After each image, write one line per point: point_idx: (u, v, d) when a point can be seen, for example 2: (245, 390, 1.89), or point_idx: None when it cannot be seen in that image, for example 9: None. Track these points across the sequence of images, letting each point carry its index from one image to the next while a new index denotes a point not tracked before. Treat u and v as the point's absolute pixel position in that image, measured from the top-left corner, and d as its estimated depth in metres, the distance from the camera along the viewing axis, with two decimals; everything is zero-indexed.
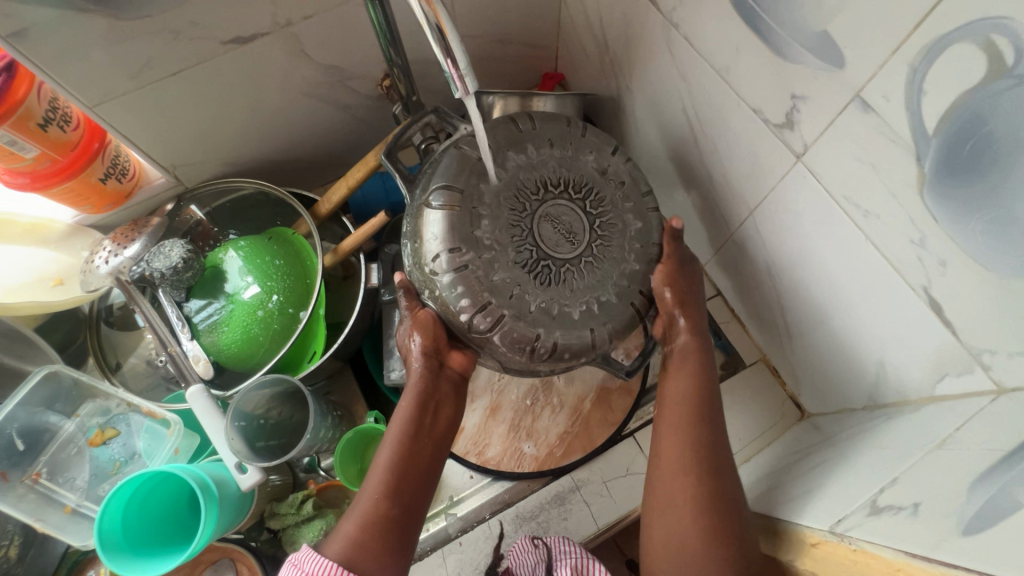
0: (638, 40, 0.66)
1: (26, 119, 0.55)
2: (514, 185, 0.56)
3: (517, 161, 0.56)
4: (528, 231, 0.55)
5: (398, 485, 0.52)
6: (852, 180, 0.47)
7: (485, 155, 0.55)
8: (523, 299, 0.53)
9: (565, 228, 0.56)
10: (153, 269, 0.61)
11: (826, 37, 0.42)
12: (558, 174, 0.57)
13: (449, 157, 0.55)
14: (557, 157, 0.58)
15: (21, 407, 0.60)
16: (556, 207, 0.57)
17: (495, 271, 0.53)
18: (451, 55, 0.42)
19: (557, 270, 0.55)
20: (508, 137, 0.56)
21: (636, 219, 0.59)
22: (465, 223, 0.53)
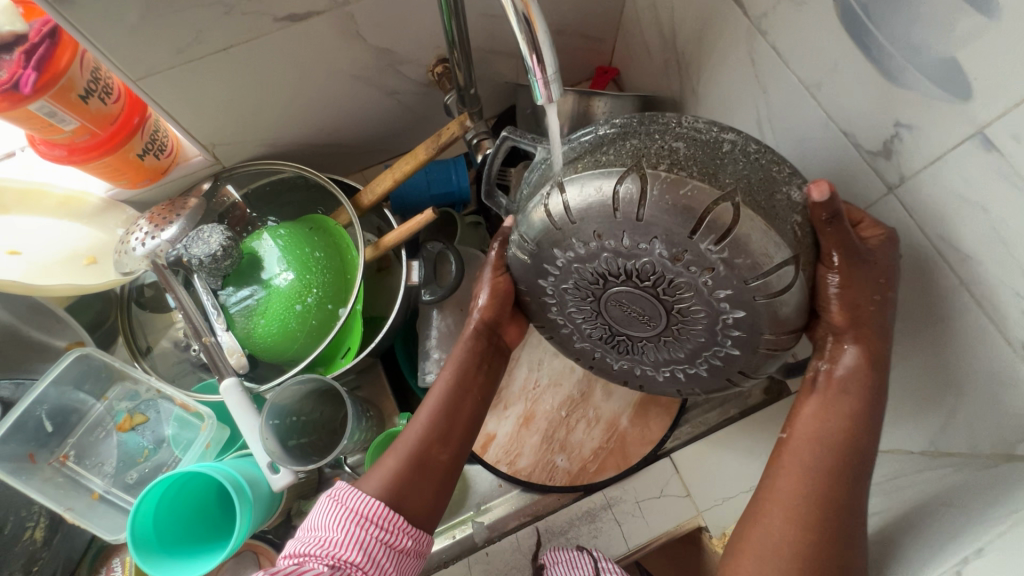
0: (714, 43, 0.62)
1: (67, 90, 0.52)
2: (571, 280, 0.47)
3: (566, 259, 0.45)
4: (598, 314, 0.49)
5: (444, 427, 0.54)
6: (955, 224, 0.43)
7: (535, 254, 0.47)
8: (610, 356, 0.54)
9: (640, 311, 0.47)
10: (191, 255, 0.58)
11: (952, 65, 0.38)
12: (614, 265, 0.44)
13: (514, 256, 0.50)
14: (608, 249, 0.43)
15: (53, 384, 0.58)
16: (622, 293, 0.46)
17: (576, 339, 0.54)
18: (538, 52, 0.38)
19: (635, 344, 0.51)
20: (548, 236, 0.45)
21: (733, 308, 0.42)
22: (538, 306, 0.53)
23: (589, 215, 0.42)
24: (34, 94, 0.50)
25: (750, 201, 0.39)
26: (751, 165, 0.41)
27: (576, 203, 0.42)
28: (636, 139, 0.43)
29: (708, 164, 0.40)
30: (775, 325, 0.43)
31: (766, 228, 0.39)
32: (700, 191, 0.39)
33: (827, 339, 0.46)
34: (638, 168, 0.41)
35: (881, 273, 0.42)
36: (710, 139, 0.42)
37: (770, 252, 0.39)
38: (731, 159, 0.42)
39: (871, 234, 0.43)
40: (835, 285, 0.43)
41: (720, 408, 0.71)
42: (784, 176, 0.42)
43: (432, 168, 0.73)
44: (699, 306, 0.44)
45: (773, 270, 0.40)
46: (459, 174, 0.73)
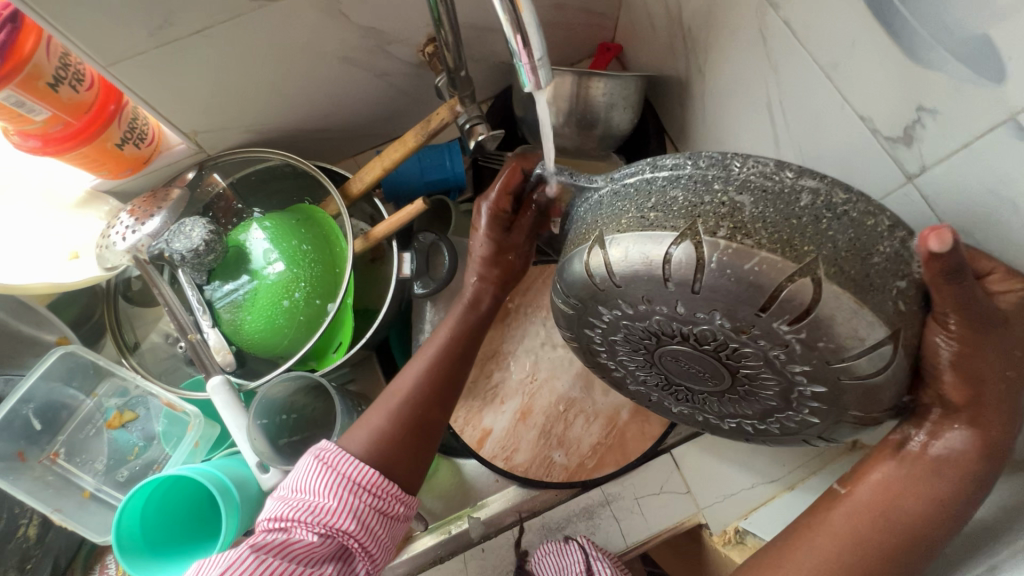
0: (722, 18, 0.57)
1: (35, 78, 0.49)
2: (618, 334, 0.43)
3: (613, 316, 0.41)
4: (654, 366, 0.45)
5: (446, 371, 0.55)
6: (983, 217, 0.39)
7: (577, 306, 0.43)
8: (670, 402, 0.50)
9: (702, 372, 0.42)
10: (173, 250, 0.57)
11: (985, 43, 0.34)
12: (670, 328, 0.39)
13: (556, 303, 0.46)
14: (660, 314, 0.38)
15: (41, 380, 0.57)
16: (681, 354, 0.41)
17: (632, 381, 0.50)
18: (523, 32, 0.35)
19: (697, 396, 0.46)
20: (590, 293, 0.41)
21: (811, 383, 0.37)
22: (586, 351, 0.49)
23: (638, 282, 0.37)
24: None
25: (835, 273, 0.33)
26: (838, 222, 0.34)
27: (623, 269, 0.38)
28: (690, 194, 0.36)
29: (782, 225, 0.34)
30: (865, 403, 0.38)
31: (855, 307, 0.33)
32: (772, 263, 0.33)
33: (933, 408, 0.39)
34: (694, 235, 0.35)
35: (1012, 341, 0.36)
36: (784, 188, 0.35)
37: (861, 331, 0.34)
38: (813, 216, 0.34)
39: (1002, 290, 0.35)
40: (949, 348, 0.35)
41: None
42: (882, 231, 0.34)
43: (425, 154, 0.70)
44: (770, 374, 0.39)
45: (863, 351, 0.35)
46: (453, 159, 0.70)
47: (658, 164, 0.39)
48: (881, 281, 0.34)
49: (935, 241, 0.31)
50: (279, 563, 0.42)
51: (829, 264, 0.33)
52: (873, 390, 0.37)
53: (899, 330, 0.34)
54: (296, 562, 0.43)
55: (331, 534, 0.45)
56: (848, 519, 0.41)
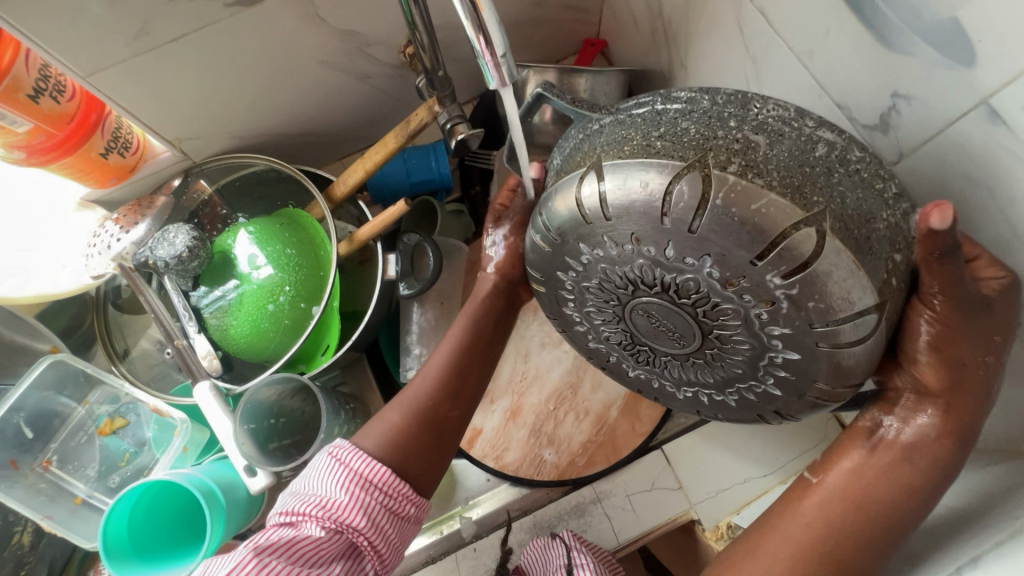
0: (701, 10, 0.57)
1: (14, 90, 0.50)
2: (593, 280, 0.41)
3: (593, 256, 0.39)
4: (623, 319, 0.42)
5: (456, 387, 0.53)
6: (961, 203, 0.39)
7: (557, 239, 0.40)
8: (627, 363, 0.47)
9: (677, 329, 0.40)
10: (157, 258, 0.57)
11: (955, 27, 0.34)
12: (654, 275, 0.37)
13: (534, 239, 0.43)
14: (645, 259, 0.37)
15: (32, 390, 0.58)
16: (655, 305, 0.39)
17: (593, 339, 0.47)
18: (485, 33, 0.35)
19: (660, 355, 0.44)
20: (575, 224, 0.38)
21: (787, 348, 0.36)
22: (552, 303, 0.46)
23: (632, 215, 0.35)
24: None
25: (840, 228, 0.32)
26: (848, 178, 0.33)
27: (623, 198, 0.35)
28: (704, 128, 0.35)
29: (794, 171, 0.33)
30: (836, 375, 0.37)
31: (852, 268, 0.32)
32: (780, 207, 0.32)
33: (904, 393, 0.38)
34: (703, 169, 0.33)
35: (995, 329, 0.34)
36: (801, 133, 0.34)
37: (852, 294, 0.33)
38: (826, 168, 0.33)
39: (985, 275, 0.35)
40: (929, 331, 0.35)
41: None
42: (884, 200, 0.34)
43: (410, 155, 0.70)
44: (745, 336, 0.37)
45: (849, 317, 0.34)
46: (439, 160, 0.70)
47: (672, 98, 0.38)
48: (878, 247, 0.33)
49: (936, 219, 0.30)
50: (286, 556, 0.43)
51: (834, 218, 0.32)
52: (847, 363, 0.36)
53: (886, 302, 0.34)
54: (304, 555, 0.43)
55: (341, 529, 0.45)
56: (826, 515, 0.40)
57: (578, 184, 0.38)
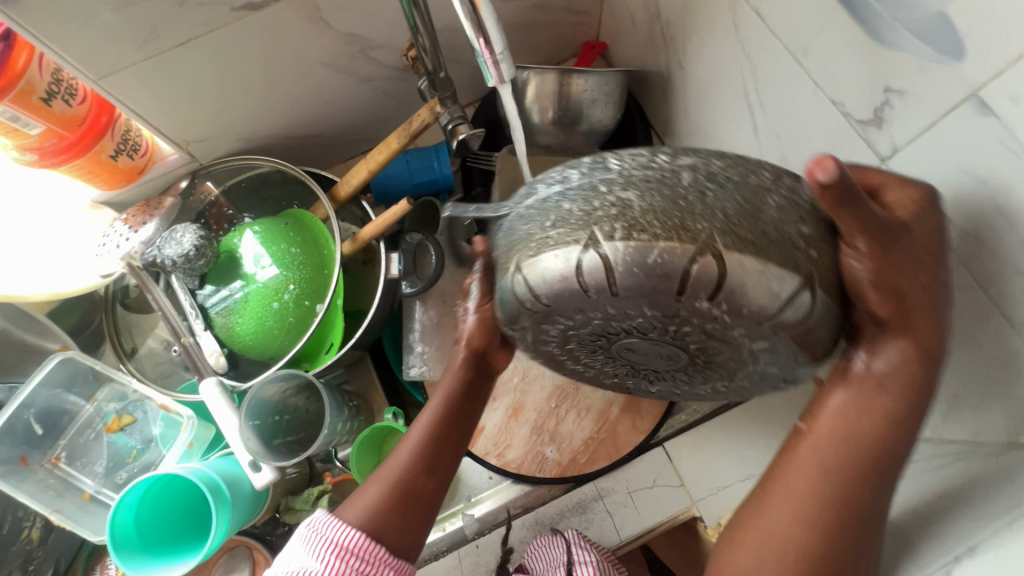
0: (698, 10, 0.58)
1: (27, 93, 0.51)
2: (571, 341, 0.41)
3: (559, 328, 0.39)
4: (613, 356, 0.42)
5: (433, 457, 0.52)
6: (954, 195, 0.39)
7: (527, 331, 0.40)
8: (647, 382, 0.48)
9: (655, 353, 0.39)
10: (165, 257, 0.59)
11: (943, 22, 0.35)
12: (612, 326, 0.36)
13: (512, 335, 0.43)
14: (595, 317, 0.36)
15: (40, 387, 0.59)
16: (629, 342, 0.39)
17: (606, 375, 0.48)
18: (484, 32, 0.36)
19: (665, 371, 0.44)
20: (532, 321, 0.38)
21: (756, 342, 0.35)
22: (545, 361, 0.46)
23: (562, 297, 0.34)
24: None
25: (732, 242, 0.31)
26: (721, 191, 0.32)
27: (545, 288, 0.34)
28: (576, 210, 0.33)
29: (673, 210, 0.31)
30: (806, 347, 0.35)
31: (760, 267, 0.31)
32: (671, 250, 0.31)
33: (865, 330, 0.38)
34: (581, 255, 0.32)
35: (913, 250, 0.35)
36: (664, 171, 0.33)
37: (774, 289, 0.31)
38: (698, 191, 0.32)
39: (894, 205, 0.36)
40: (863, 268, 0.34)
41: None
42: (765, 186, 0.33)
43: (413, 155, 0.71)
44: (718, 342, 0.36)
45: (785, 303, 0.32)
46: (441, 161, 0.71)
47: (547, 177, 0.36)
48: (781, 233, 0.32)
49: (818, 173, 0.29)
50: None
51: (723, 236, 0.31)
52: (814, 330, 0.34)
53: (811, 273, 0.32)
54: None
55: None
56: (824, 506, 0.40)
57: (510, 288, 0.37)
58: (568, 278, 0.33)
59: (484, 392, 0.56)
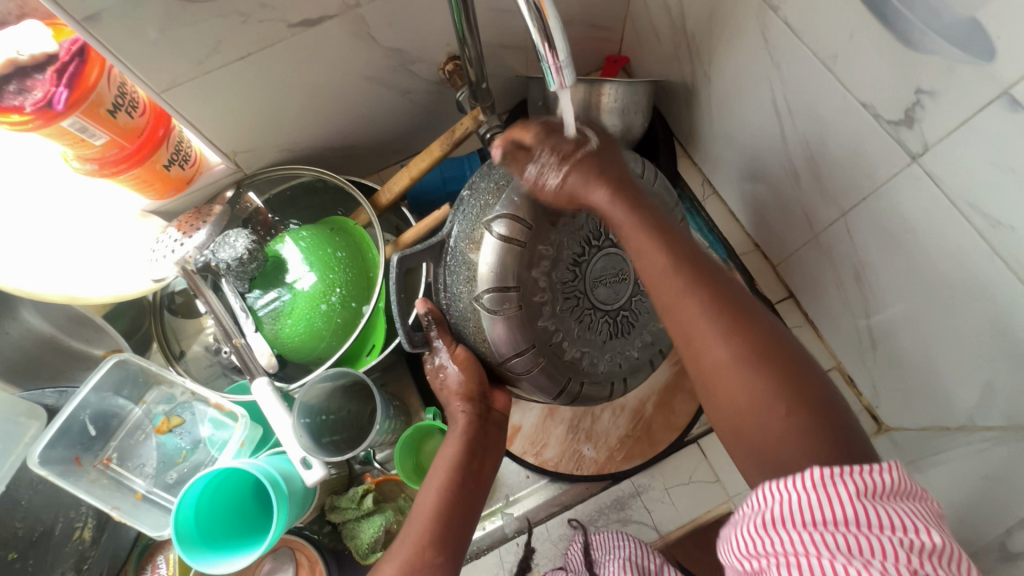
0: (725, 24, 0.61)
1: (97, 106, 0.54)
2: (556, 265, 0.55)
3: (547, 255, 0.54)
4: (591, 309, 0.58)
5: (442, 526, 0.52)
6: (985, 189, 0.42)
7: (525, 299, 0.52)
8: (618, 319, 0.60)
9: (613, 270, 0.59)
10: (220, 260, 0.61)
11: (973, 26, 0.37)
12: (574, 247, 0.56)
13: (503, 321, 0.52)
14: (562, 236, 0.55)
15: (93, 391, 0.60)
16: (592, 270, 0.58)
17: (590, 323, 0.58)
18: (550, 41, 0.39)
19: (633, 310, 0.61)
20: (522, 263, 0.52)
21: None
22: (533, 316, 0.53)
23: (544, 211, 0.53)
24: (66, 110, 0.52)
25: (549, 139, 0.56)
26: None
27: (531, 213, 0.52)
28: (515, 178, 0.52)
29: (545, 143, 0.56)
30: None
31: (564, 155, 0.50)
32: None
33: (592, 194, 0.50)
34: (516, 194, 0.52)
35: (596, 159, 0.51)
36: None
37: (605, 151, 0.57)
38: None
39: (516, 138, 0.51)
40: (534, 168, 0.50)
41: None
42: None
43: (446, 166, 0.73)
44: None
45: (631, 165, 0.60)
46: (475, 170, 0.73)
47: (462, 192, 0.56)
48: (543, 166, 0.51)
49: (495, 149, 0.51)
50: None
51: None
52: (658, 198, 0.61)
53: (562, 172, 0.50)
54: None
55: None
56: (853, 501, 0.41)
57: (503, 229, 0.51)
58: (542, 195, 0.53)
59: (494, 442, 0.60)
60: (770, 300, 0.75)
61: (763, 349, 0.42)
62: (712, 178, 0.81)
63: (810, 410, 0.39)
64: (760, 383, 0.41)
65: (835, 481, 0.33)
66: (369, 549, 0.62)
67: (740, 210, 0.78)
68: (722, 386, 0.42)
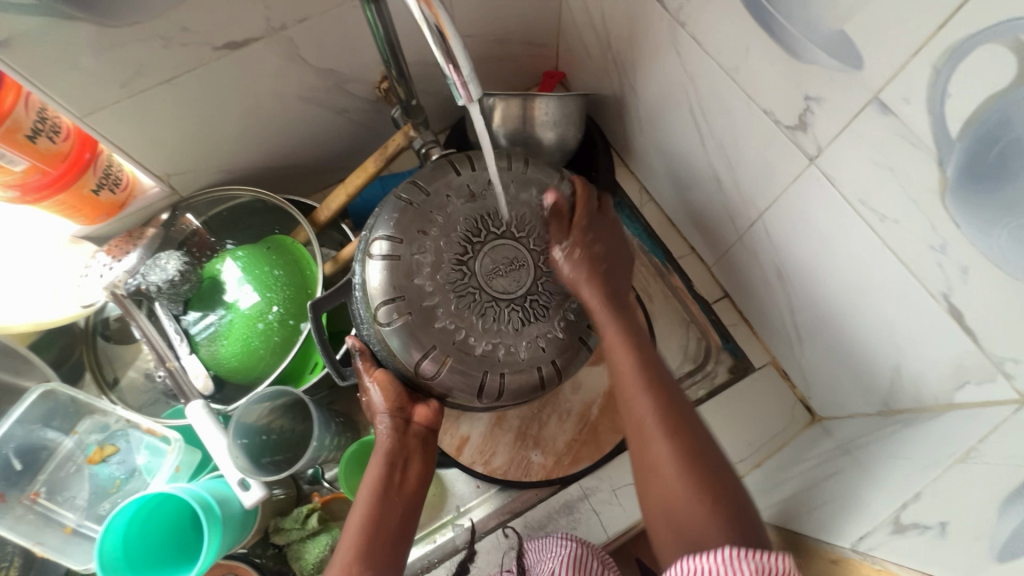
0: (643, 39, 0.64)
1: (14, 131, 0.53)
2: (443, 265, 0.55)
3: (429, 262, 0.55)
4: (495, 302, 0.56)
5: (367, 543, 0.51)
6: (870, 187, 0.45)
7: (414, 306, 0.54)
8: (535, 305, 0.57)
9: (507, 259, 0.57)
10: (150, 282, 0.60)
11: (842, 37, 0.41)
12: (455, 247, 0.56)
13: (396, 332, 0.53)
14: (438, 240, 0.55)
15: (18, 424, 0.59)
16: (482, 265, 0.56)
17: (499, 311, 0.55)
18: (453, 59, 0.40)
19: (544, 292, 0.57)
20: (402, 273, 0.54)
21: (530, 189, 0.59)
22: (426, 320, 0.54)
23: (411, 224, 0.55)
24: None
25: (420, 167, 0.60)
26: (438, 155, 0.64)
27: (398, 231, 0.55)
28: (383, 207, 0.57)
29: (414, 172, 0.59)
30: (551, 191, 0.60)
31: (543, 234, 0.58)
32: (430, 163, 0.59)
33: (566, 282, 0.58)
34: (384, 222, 0.56)
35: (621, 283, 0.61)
36: None
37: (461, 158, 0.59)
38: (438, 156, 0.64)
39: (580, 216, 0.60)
40: (561, 253, 0.58)
41: (690, 389, 0.73)
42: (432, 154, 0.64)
43: (389, 181, 0.74)
44: (521, 210, 0.58)
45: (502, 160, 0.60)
46: None
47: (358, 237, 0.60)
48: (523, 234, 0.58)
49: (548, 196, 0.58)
50: None
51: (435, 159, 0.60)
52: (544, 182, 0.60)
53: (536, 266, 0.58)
54: None
55: None
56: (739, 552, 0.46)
57: (375, 252, 0.54)
58: (405, 211, 0.56)
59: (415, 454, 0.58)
60: (707, 300, 0.78)
61: (693, 447, 0.48)
62: (648, 186, 0.84)
63: (727, 506, 0.45)
64: (697, 479, 0.46)
65: (741, 557, 0.37)
66: (314, 570, 0.61)
67: (675, 214, 0.81)
68: (659, 475, 0.48)
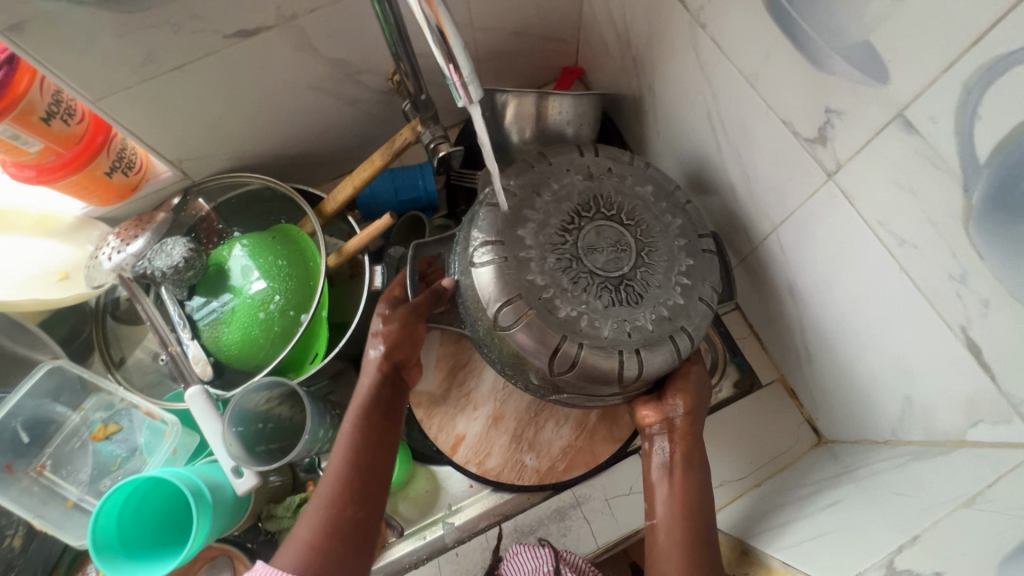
0: (663, 39, 0.62)
1: (28, 114, 0.54)
2: (547, 224, 0.55)
3: (535, 220, 0.55)
4: (591, 275, 0.54)
5: (353, 486, 0.53)
6: (889, 209, 0.43)
7: (511, 253, 0.54)
8: (630, 294, 0.54)
9: (613, 240, 0.56)
10: (155, 267, 0.63)
11: (868, 49, 0.38)
12: (563, 214, 0.56)
13: (486, 273, 0.53)
14: (548, 205, 0.56)
15: (28, 397, 0.61)
16: (585, 240, 0.56)
17: (591, 287, 0.54)
18: (454, 61, 0.39)
19: (642, 281, 0.55)
20: (506, 223, 0.55)
21: (646, 185, 0.59)
22: (514, 269, 0.53)
23: (525, 181, 0.57)
24: None
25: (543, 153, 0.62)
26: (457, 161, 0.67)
27: (515, 183, 0.57)
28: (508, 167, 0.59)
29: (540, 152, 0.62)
30: (666, 190, 0.60)
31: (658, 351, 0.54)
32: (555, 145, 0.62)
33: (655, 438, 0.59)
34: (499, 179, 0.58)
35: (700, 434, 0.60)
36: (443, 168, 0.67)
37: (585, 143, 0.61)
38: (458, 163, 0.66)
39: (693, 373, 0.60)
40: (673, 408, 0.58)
41: None
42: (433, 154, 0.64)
43: (399, 174, 0.73)
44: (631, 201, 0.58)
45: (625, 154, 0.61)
46: (424, 179, 0.73)
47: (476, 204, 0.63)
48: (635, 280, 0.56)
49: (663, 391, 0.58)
50: None
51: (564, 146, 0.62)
52: (657, 178, 0.60)
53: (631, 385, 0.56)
54: None
55: None
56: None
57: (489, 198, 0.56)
58: (525, 169, 0.58)
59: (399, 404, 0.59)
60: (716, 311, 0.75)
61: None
62: None
63: None
64: None
65: None
66: None
67: None
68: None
